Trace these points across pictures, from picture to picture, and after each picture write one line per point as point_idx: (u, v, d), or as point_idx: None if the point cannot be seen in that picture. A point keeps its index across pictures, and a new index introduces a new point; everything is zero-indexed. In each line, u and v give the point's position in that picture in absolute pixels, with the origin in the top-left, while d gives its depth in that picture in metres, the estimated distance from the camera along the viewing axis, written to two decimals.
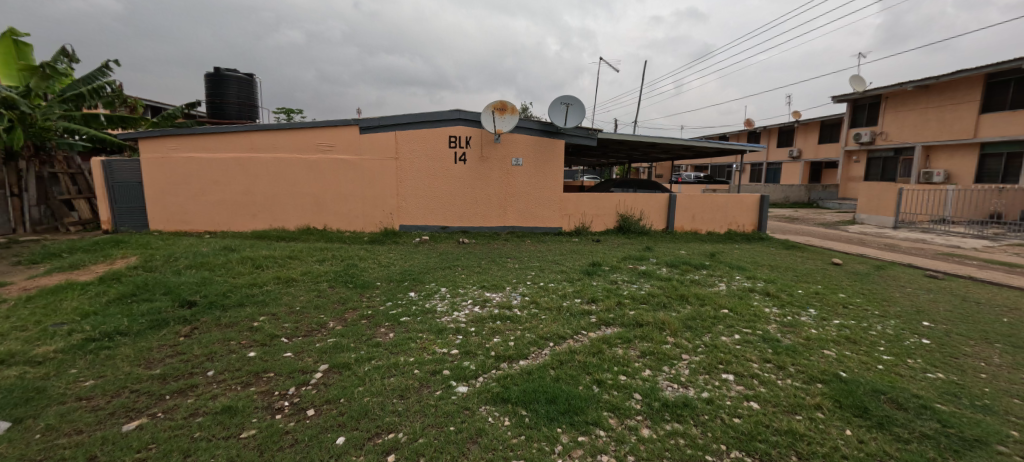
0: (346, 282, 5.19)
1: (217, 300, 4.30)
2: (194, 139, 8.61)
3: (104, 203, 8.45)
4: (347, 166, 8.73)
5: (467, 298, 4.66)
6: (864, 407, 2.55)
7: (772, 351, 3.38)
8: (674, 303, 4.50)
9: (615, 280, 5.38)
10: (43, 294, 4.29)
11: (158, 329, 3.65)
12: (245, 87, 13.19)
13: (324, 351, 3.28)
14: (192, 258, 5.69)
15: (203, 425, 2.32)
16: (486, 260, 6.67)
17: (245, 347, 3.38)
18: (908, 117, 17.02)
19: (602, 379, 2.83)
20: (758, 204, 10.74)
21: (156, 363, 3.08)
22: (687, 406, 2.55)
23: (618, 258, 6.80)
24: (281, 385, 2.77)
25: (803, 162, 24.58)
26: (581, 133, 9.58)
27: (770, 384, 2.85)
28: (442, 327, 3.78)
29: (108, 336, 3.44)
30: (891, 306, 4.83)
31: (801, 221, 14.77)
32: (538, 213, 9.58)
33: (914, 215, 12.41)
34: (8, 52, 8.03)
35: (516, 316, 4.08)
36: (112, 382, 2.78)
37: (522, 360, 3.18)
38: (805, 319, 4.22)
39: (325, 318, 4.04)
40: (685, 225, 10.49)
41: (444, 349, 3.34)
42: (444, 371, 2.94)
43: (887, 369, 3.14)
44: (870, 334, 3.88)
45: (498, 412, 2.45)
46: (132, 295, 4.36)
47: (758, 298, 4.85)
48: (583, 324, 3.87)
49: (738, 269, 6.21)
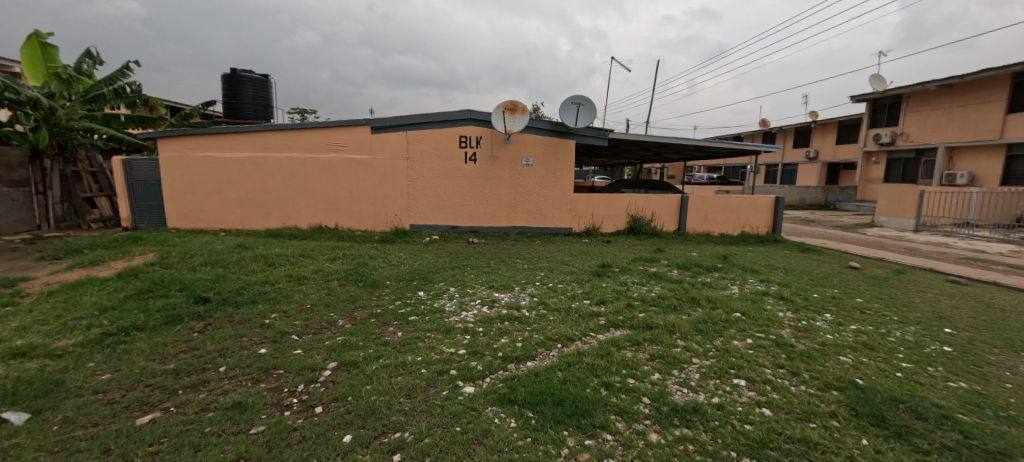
0: (356, 281, 5.24)
1: (230, 297, 4.38)
2: (210, 138, 8.76)
3: (124, 200, 8.69)
4: (359, 166, 8.80)
5: (476, 298, 4.67)
6: (881, 416, 2.47)
7: (786, 356, 3.29)
8: (685, 306, 4.43)
9: (625, 282, 5.31)
10: (65, 289, 4.40)
11: (172, 325, 3.72)
12: (261, 87, 13.40)
13: (333, 349, 3.31)
14: (207, 255, 5.81)
15: (213, 420, 2.36)
16: (495, 260, 6.68)
17: (256, 343, 3.43)
18: (931, 116, 16.53)
19: (610, 382, 2.80)
20: (772, 206, 10.54)
21: (170, 358, 3.14)
22: (696, 411, 2.50)
23: (628, 259, 6.74)
24: (290, 382, 2.81)
25: (820, 164, 24.09)
26: (591, 133, 9.46)
27: (784, 390, 2.78)
28: (450, 327, 3.78)
29: (126, 331, 3.53)
30: (911, 311, 4.68)
31: (819, 223, 14.45)
32: (548, 213, 9.54)
33: (936, 218, 11.96)
34: (34, 53, 8.32)
35: (524, 317, 4.05)
36: (129, 376, 2.85)
37: (529, 361, 3.16)
38: (820, 324, 4.10)
39: (335, 316, 4.08)
40: (697, 226, 10.33)
41: (451, 349, 3.34)
42: (451, 372, 2.94)
43: (906, 377, 3.05)
44: (889, 340, 3.77)
45: (504, 414, 2.44)
46: (148, 290, 4.45)
47: (772, 302, 4.74)
48: (592, 326, 3.83)
49: (752, 272, 6.08)
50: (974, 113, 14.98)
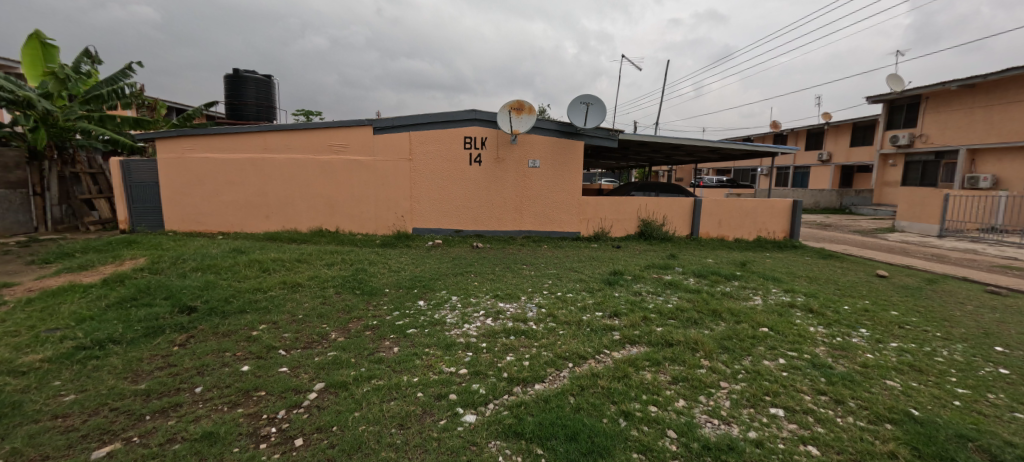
0: (353, 289, 4.94)
1: (218, 306, 4.10)
2: (209, 139, 8.55)
3: (122, 202, 8.52)
4: (360, 168, 8.55)
5: (479, 309, 4.34)
6: (951, 458, 2.11)
7: (826, 380, 2.93)
8: (707, 319, 4.06)
9: (639, 291, 4.97)
10: (44, 297, 4.15)
11: (152, 337, 3.44)
12: (264, 88, 13.27)
13: (322, 367, 3.02)
14: (200, 260, 5.56)
15: (178, 454, 2.07)
16: (500, 266, 6.36)
17: (239, 359, 3.14)
18: (951, 118, 15.97)
19: (630, 411, 2.47)
20: (789, 210, 10.13)
21: (143, 377, 2.85)
22: (732, 449, 2.17)
23: (640, 266, 6.38)
24: (271, 406, 2.51)
25: (833, 166, 23.49)
26: (601, 134, 9.12)
27: (829, 423, 2.43)
28: (451, 341, 3.47)
29: (100, 345, 3.26)
30: (954, 327, 4.29)
31: (836, 228, 13.95)
32: (555, 217, 9.21)
33: (962, 223, 11.46)
34: (36, 53, 8.11)
35: (531, 330, 3.73)
36: (93, 397, 2.58)
37: (538, 383, 2.84)
38: (857, 341, 3.73)
39: (328, 328, 3.79)
40: (711, 231, 9.93)
41: (451, 368, 3.03)
42: (451, 396, 2.63)
43: (966, 406, 2.69)
44: (937, 361, 3.39)
45: (510, 451, 2.13)
46: (132, 298, 4.20)
47: (800, 316, 4.35)
48: (606, 342, 3.49)
49: (774, 280, 5.70)
50: (997, 114, 14.40)
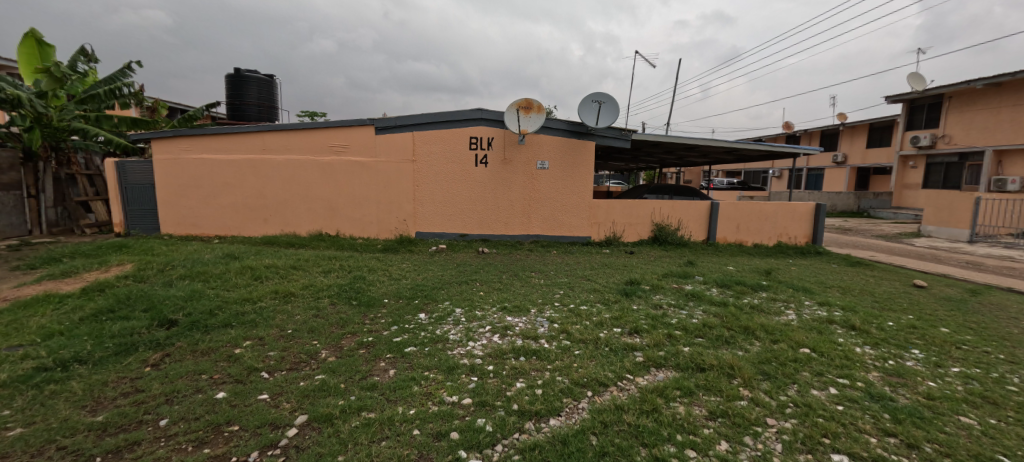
0: (349, 300, 4.58)
1: (201, 320, 3.76)
2: (206, 139, 8.27)
3: (117, 204, 8.28)
4: (362, 169, 8.23)
5: (485, 324, 3.94)
6: None
7: (890, 416, 2.51)
8: (739, 338, 3.64)
9: (660, 304, 4.56)
10: (15, 308, 3.84)
11: (123, 356, 3.11)
12: (265, 88, 13.03)
13: (306, 395, 2.65)
14: (189, 267, 5.24)
15: None
16: (507, 274, 5.97)
17: (216, 384, 2.79)
18: (976, 118, 15.36)
19: (665, 457, 2.07)
20: (810, 214, 9.65)
21: (103, 407, 2.51)
22: None
23: (658, 274, 5.95)
24: (241, 446, 2.14)
25: (850, 168, 22.81)
26: (613, 134, 8.73)
27: None
28: (454, 363, 3.09)
29: (63, 365, 2.93)
30: (1017, 347, 3.82)
31: (857, 233, 13.37)
32: (564, 221, 8.82)
33: (993, 228, 10.98)
34: (31, 52, 7.87)
35: (543, 350, 3.34)
36: (40, 433, 2.23)
37: (553, 418, 2.44)
38: (913, 366, 3.29)
39: (318, 345, 3.43)
40: (728, 236, 9.47)
41: (453, 397, 2.65)
42: (453, 434, 2.25)
43: None
44: (1013, 391, 2.94)
45: None
46: (109, 310, 3.87)
47: (842, 334, 3.91)
48: (628, 365, 3.09)
49: (805, 292, 5.25)
50: None
